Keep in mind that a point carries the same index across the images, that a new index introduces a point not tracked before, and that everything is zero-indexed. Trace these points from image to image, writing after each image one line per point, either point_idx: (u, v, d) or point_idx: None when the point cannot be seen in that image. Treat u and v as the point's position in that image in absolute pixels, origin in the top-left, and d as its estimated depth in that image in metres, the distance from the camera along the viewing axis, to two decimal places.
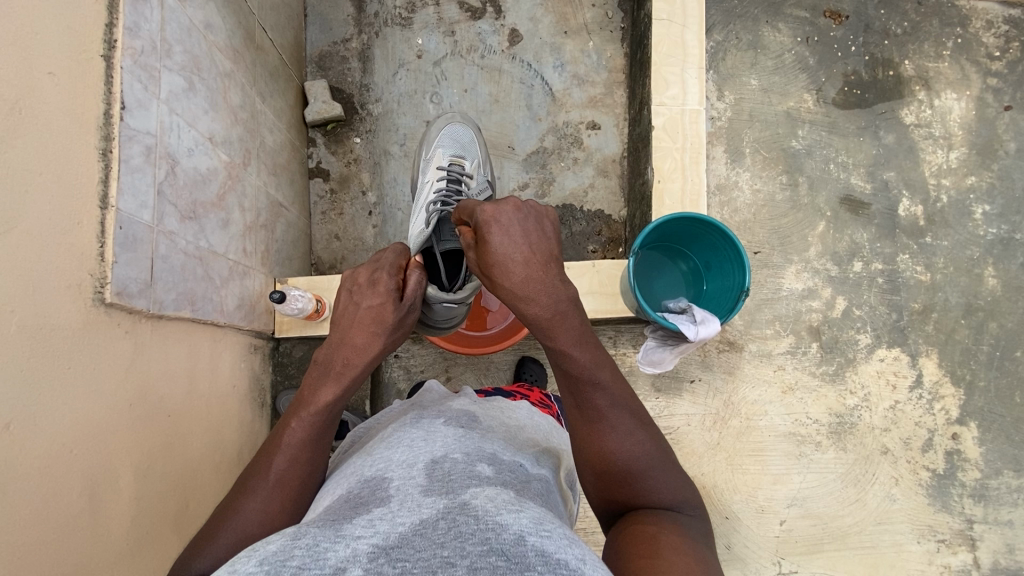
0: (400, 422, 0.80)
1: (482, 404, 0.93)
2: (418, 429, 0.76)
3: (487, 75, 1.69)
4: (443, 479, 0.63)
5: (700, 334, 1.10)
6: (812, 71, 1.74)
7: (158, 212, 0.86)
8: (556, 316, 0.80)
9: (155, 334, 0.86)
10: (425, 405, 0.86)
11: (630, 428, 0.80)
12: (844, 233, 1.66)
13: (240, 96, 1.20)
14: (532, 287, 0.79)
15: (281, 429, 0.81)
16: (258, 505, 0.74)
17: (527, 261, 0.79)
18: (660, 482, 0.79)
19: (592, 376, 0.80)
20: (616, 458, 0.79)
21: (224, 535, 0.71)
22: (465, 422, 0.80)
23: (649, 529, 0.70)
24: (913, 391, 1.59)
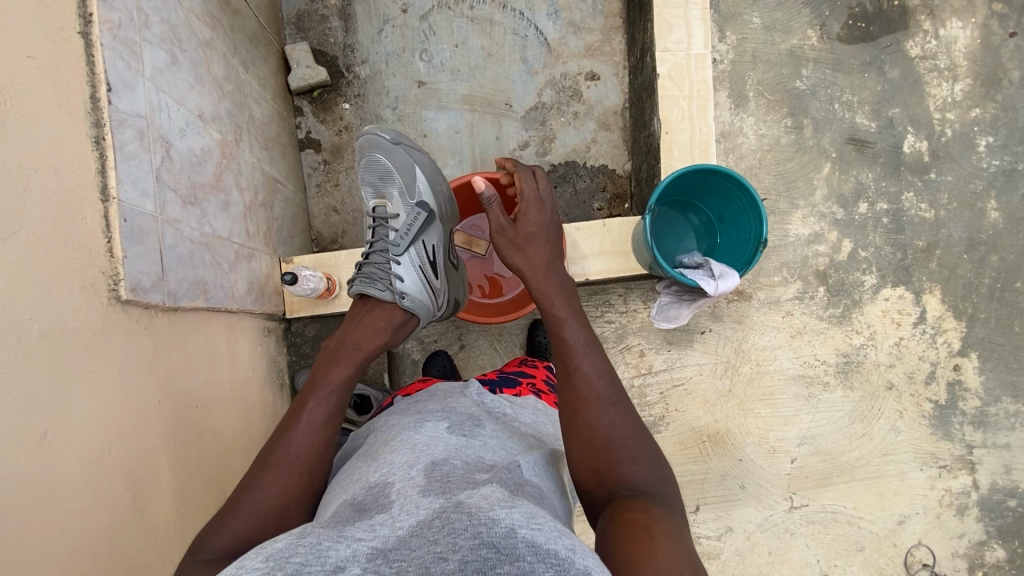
0: (403, 422, 0.80)
1: (487, 404, 0.91)
2: (418, 431, 0.76)
3: (477, 27, 1.60)
4: (442, 480, 0.64)
5: (720, 289, 1.08)
6: (815, 5, 1.68)
7: (160, 200, 0.81)
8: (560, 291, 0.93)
9: (173, 327, 0.83)
10: (427, 405, 0.86)
11: (610, 399, 0.82)
12: (849, 173, 1.65)
13: (223, 67, 1.12)
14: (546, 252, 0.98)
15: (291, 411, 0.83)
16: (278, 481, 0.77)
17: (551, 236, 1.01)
18: (644, 459, 0.79)
19: (583, 343, 0.86)
20: (599, 429, 0.80)
21: (243, 507, 0.74)
22: (468, 427, 0.80)
23: (640, 516, 0.70)
24: (918, 327, 1.63)
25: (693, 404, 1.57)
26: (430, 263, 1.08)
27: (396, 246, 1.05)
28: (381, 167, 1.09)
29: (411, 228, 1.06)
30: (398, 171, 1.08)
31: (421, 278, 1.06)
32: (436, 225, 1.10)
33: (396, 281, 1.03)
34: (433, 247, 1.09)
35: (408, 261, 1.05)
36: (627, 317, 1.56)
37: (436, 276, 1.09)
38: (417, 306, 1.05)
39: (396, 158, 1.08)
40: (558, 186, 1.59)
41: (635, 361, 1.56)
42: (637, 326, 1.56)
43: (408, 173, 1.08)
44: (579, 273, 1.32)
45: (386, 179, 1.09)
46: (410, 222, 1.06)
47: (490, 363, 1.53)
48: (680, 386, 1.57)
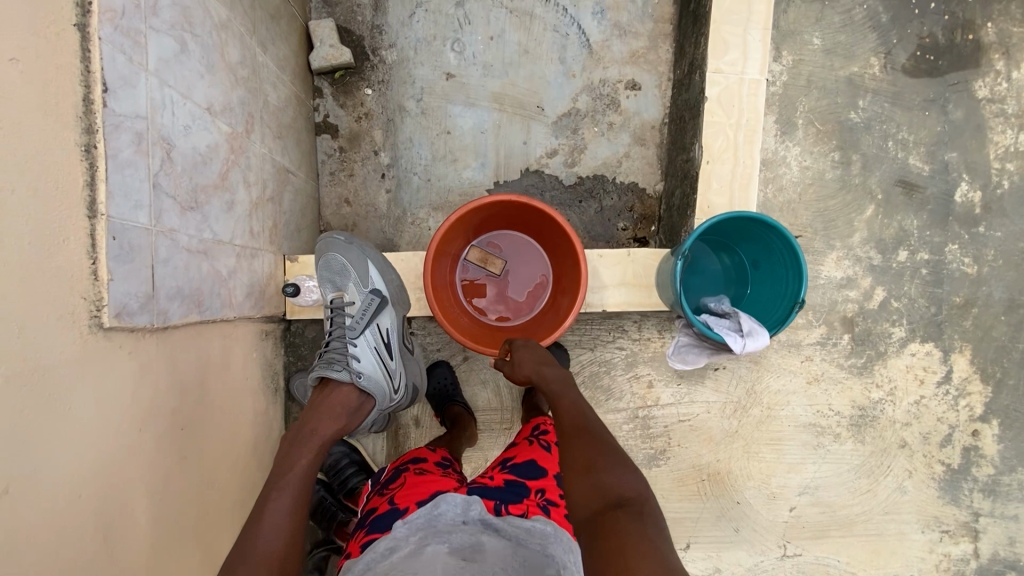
0: (403, 545, 0.80)
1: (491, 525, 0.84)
2: (416, 556, 0.76)
3: (516, 20, 1.48)
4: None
5: (746, 348, 1.01)
6: (883, 30, 1.55)
7: (156, 210, 0.75)
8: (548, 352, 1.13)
9: (161, 347, 0.77)
10: (428, 526, 0.83)
11: (586, 432, 0.98)
12: (893, 217, 1.55)
13: (239, 50, 1.03)
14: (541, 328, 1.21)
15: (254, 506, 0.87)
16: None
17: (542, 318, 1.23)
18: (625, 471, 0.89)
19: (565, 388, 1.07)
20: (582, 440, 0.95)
21: None
22: (469, 552, 0.77)
23: (614, 539, 0.78)
24: (940, 387, 1.56)
25: (697, 442, 1.52)
26: (386, 344, 1.13)
27: (352, 330, 1.10)
28: (338, 262, 1.15)
29: (366, 313, 1.12)
30: (352, 265, 1.15)
31: (377, 361, 1.11)
32: (389, 309, 1.16)
33: (353, 362, 1.08)
34: (388, 328, 1.14)
35: (364, 344, 1.10)
36: (639, 345, 1.49)
37: (392, 357, 1.14)
38: (375, 387, 1.09)
39: (350, 255, 1.15)
40: (583, 200, 1.50)
41: (643, 392, 1.50)
42: (649, 356, 1.50)
43: (361, 265, 1.15)
44: (596, 303, 1.24)
45: (342, 269, 1.15)
46: (366, 308, 1.12)
47: (492, 379, 1.48)
48: (686, 422, 1.51)
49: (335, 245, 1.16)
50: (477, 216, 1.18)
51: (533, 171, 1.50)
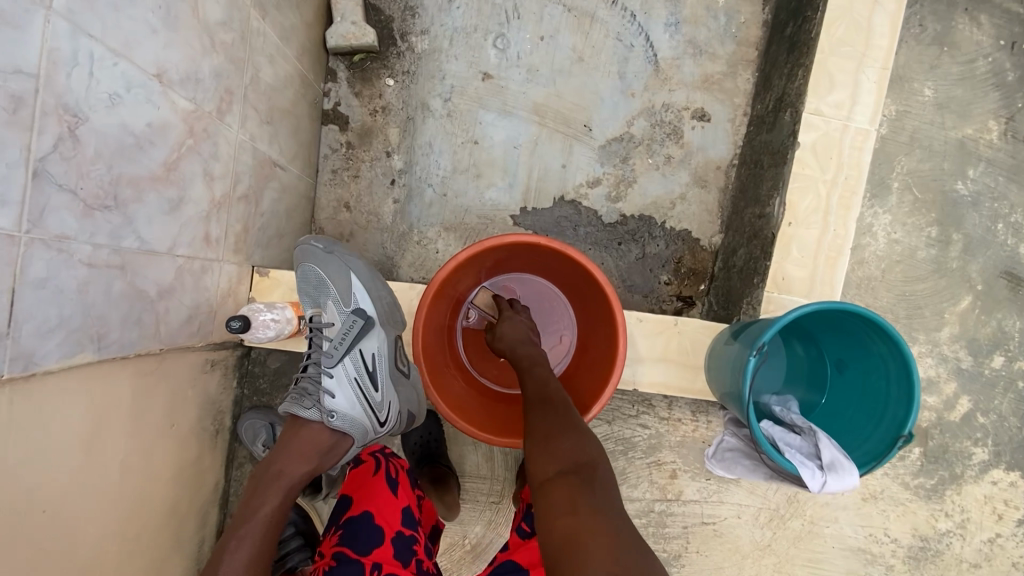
0: None
1: None
2: None
3: (574, 21, 1.25)
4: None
5: (826, 487, 0.75)
6: (1008, 90, 1.30)
7: (31, 208, 0.52)
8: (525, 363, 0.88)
9: (17, 403, 0.54)
10: None
11: (555, 440, 0.73)
12: (992, 315, 1.28)
13: (223, 7, 0.81)
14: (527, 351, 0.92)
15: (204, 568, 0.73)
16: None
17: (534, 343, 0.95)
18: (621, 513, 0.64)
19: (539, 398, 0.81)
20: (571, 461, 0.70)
21: None
22: None
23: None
24: (1022, 527, 1.29)
25: (720, 551, 1.26)
26: (370, 374, 0.89)
27: (327, 358, 0.88)
28: (314, 274, 0.90)
29: (345, 338, 0.88)
30: (331, 279, 0.90)
31: (356, 396, 0.88)
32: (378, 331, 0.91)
33: (324, 397, 0.86)
34: (373, 355, 0.90)
35: (342, 375, 0.88)
36: (667, 426, 1.24)
37: (378, 388, 0.90)
38: (352, 426, 0.88)
39: (330, 267, 0.90)
40: (623, 243, 1.26)
41: (663, 482, 1.25)
42: (676, 440, 1.24)
43: (342, 281, 0.90)
44: (626, 379, 0.99)
45: (319, 285, 0.90)
46: (345, 331, 0.88)
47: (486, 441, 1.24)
48: (709, 526, 1.25)
49: (314, 253, 0.90)
50: (495, 256, 0.94)
51: (568, 201, 1.26)
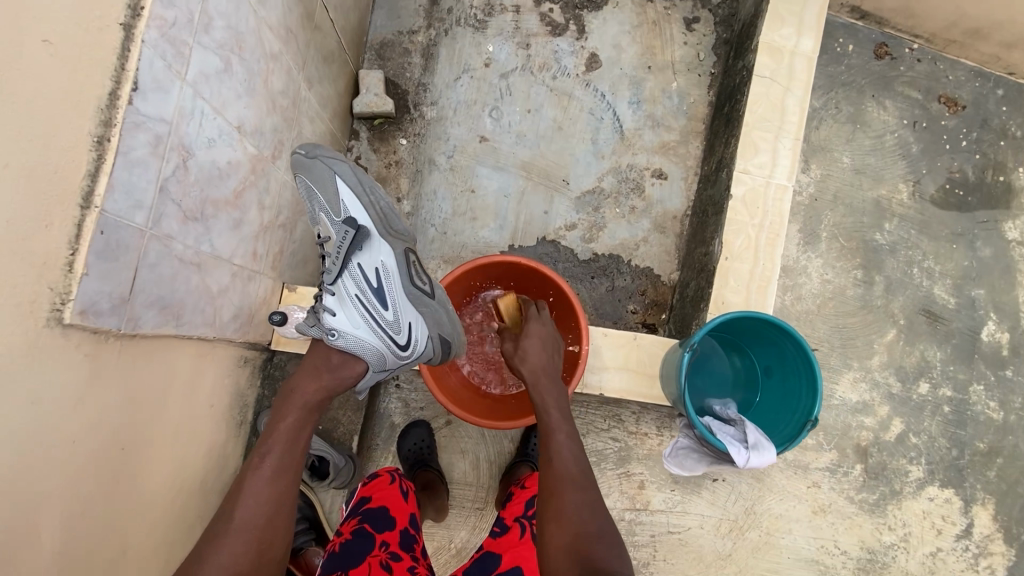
0: None
1: None
2: None
3: (555, 98, 1.54)
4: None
5: (750, 462, 0.91)
6: (913, 159, 1.58)
7: (155, 212, 0.73)
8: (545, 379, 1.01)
9: (124, 355, 0.72)
10: None
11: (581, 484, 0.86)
12: (915, 346, 1.48)
13: (284, 81, 1.07)
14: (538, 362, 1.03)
15: (238, 476, 0.84)
16: (229, 555, 0.77)
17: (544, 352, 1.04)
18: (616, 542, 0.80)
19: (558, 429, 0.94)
20: (574, 511, 0.83)
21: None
22: None
23: None
24: (959, 541, 1.41)
25: (685, 560, 1.36)
26: (371, 290, 0.96)
27: (328, 276, 0.97)
28: (305, 185, 0.97)
29: (340, 252, 0.95)
30: (319, 188, 0.96)
31: (357, 314, 0.96)
32: (372, 244, 0.97)
33: (326, 316, 0.95)
34: (374, 271, 0.97)
35: (342, 292, 0.96)
36: (635, 439, 1.40)
37: (384, 307, 0.97)
38: (358, 346, 0.96)
39: (315, 174, 0.95)
40: (595, 277, 1.48)
41: (632, 492, 1.38)
42: (644, 453, 1.39)
43: (330, 185, 0.95)
44: (594, 384, 1.17)
45: (314, 198, 0.97)
46: (340, 244, 0.95)
47: (473, 450, 1.38)
48: (674, 535, 1.37)
49: (302, 163, 0.95)
50: (504, 271, 1.17)
51: (549, 241, 1.49)
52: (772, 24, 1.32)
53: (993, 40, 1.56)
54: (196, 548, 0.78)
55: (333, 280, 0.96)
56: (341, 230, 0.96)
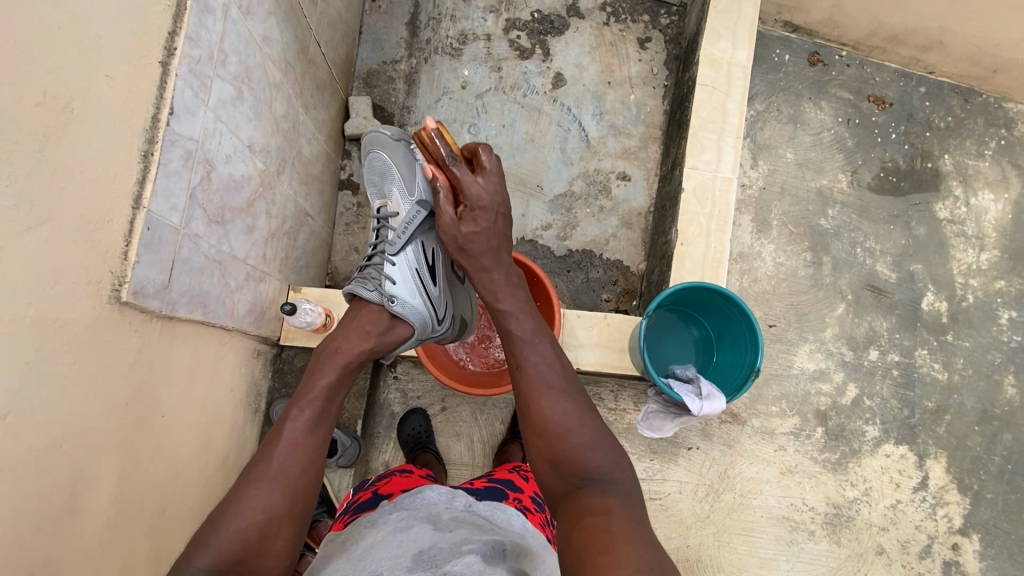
0: (392, 522, 0.84)
1: (475, 509, 0.92)
2: (404, 532, 0.80)
3: (526, 114, 1.72)
4: (428, 559, 0.72)
5: (704, 410, 1.08)
6: (849, 152, 1.75)
7: (186, 215, 0.87)
8: (501, 283, 1.02)
9: (163, 335, 0.86)
10: (411, 508, 0.88)
11: (559, 391, 0.93)
12: (863, 317, 1.64)
13: (285, 107, 1.23)
14: (486, 255, 1.03)
15: (279, 421, 0.93)
16: (267, 491, 0.86)
17: (490, 236, 1.02)
18: (598, 444, 0.89)
19: (529, 337, 0.97)
20: (554, 422, 0.90)
21: (237, 514, 0.83)
22: (450, 522, 0.84)
23: (599, 520, 0.76)
24: (917, 493, 1.54)
25: (667, 523, 1.48)
26: (428, 267, 1.10)
27: (392, 246, 1.08)
28: (382, 161, 1.09)
29: (408, 227, 1.08)
30: (397, 167, 1.08)
31: (414, 286, 1.08)
32: (434, 226, 1.12)
33: (388, 284, 1.06)
34: (433, 251, 1.11)
35: (404, 263, 1.08)
36: (615, 415, 1.53)
37: (434, 283, 1.11)
38: (412, 312, 1.08)
39: (397, 152, 1.08)
40: (571, 271, 1.63)
41: None
42: (623, 427, 1.53)
43: (407, 166, 1.08)
44: (571, 360, 1.31)
45: (387, 173, 1.09)
46: (409, 220, 1.08)
47: (467, 432, 1.50)
48: (656, 501, 1.49)
49: (387, 141, 1.09)
50: None
51: (528, 241, 1.65)
52: (710, 39, 1.50)
53: (910, 44, 1.72)
54: (239, 480, 0.87)
55: (397, 252, 1.08)
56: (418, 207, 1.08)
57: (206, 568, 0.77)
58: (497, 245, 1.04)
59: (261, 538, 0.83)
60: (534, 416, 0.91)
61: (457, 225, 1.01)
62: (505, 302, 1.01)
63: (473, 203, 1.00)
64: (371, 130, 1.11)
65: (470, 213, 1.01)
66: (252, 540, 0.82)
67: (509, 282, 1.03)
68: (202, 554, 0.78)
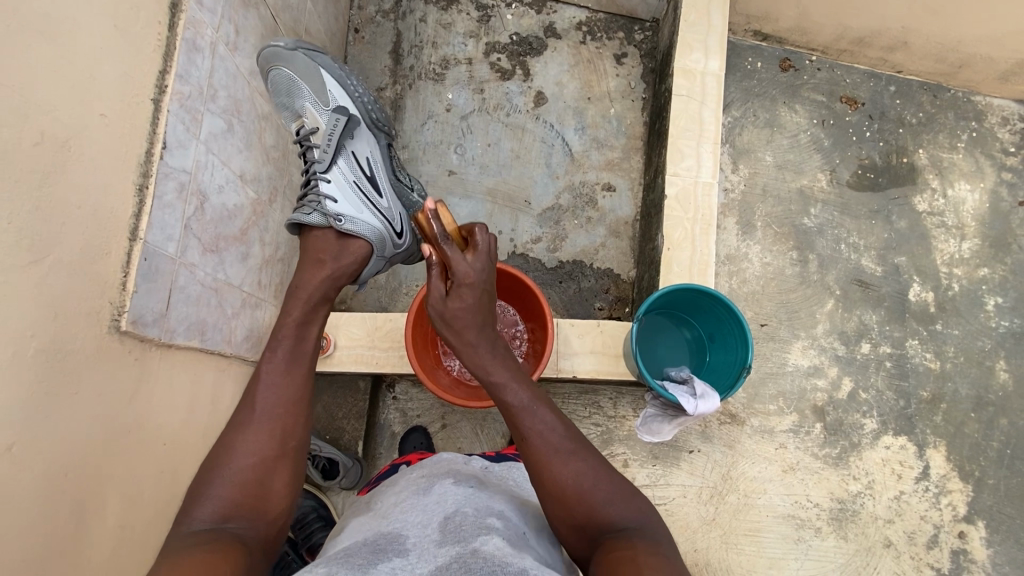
0: (414, 486, 0.89)
1: (489, 470, 1.02)
2: (429, 493, 0.85)
3: (510, 132, 1.76)
4: (455, 530, 0.74)
5: (699, 408, 1.10)
6: (826, 152, 1.79)
7: (182, 245, 0.90)
8: (487, 373, 0.98)
9: (163, 362, 0.88)
10: (435, 467, 0.95)
11: (568, 453, 0.91)
12: (853, 312, 1.66)
13: (275, 137, 1.26)
14: (465, 323, 0.97)
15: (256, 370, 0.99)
16: (253, 437, 0.91)
17: (472, 307, 0.97)
18: (614, 497, 0.88)
19: (528, 405, 0.94)
20: (567, 486, 0.88)
21: (228, 464, 0.88)
22: (473, 484, 0.89)
23: (626, 553, 0.77)
24: (920, 483, 1.55)
25: (673, 528, 1.48)
26: (366, 177, 1.14)
27: (321, 163, 1.11)
28: (284, 77, 1.11)
29: (332, 136, 1.11)
30: (301, 77, 1.12)
31: (357, 201, 1.12)
32: (358, 131, 1.15)
33: (329, 203, 1.09)
34: (366, 157, 1.16)
35: (339, 178, 1.11)
36: (615, 422, 1.54)
37: (378, 195, 1.16)
38: (362, 225, 1.11)
39: (297, 64, 1.11)
40: (563, 282, 1.66)
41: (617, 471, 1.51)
42: (624, 433, 1.53)
43: (314, 76, 1.12)
44: (567, 368, 1.33)
45: (297, 89, 1.12)
46: (332, 130, 1.11)
47: (469, 448, 1.49)
48: (661, 506, 1.49)
49: (285, 56, 1.11)
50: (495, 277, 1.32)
51: (519, 255, 1.68)
52: (683, 51, 1.56)
53: (876, 45, 1.79)
54: (226, 433, 0.92)
55: (327, 167, 1.11)
56: (337, 114, 1.12)
57: (209, 518, 0.81)
58: (487, 299, 0.99)
59: (257, 487, 0.87)
60: (545, 476, 0.90)
61: (444, 301, 0.98)
62: (495, 374, 0.98)
63: (460, 280, 0.95)
64: (262, 50, 1.12)
65: (455, 292, 0.96)
66: (250, 483, 0.87)
67: (497, 354, 0.99)
68: (202, 506, 0.82)
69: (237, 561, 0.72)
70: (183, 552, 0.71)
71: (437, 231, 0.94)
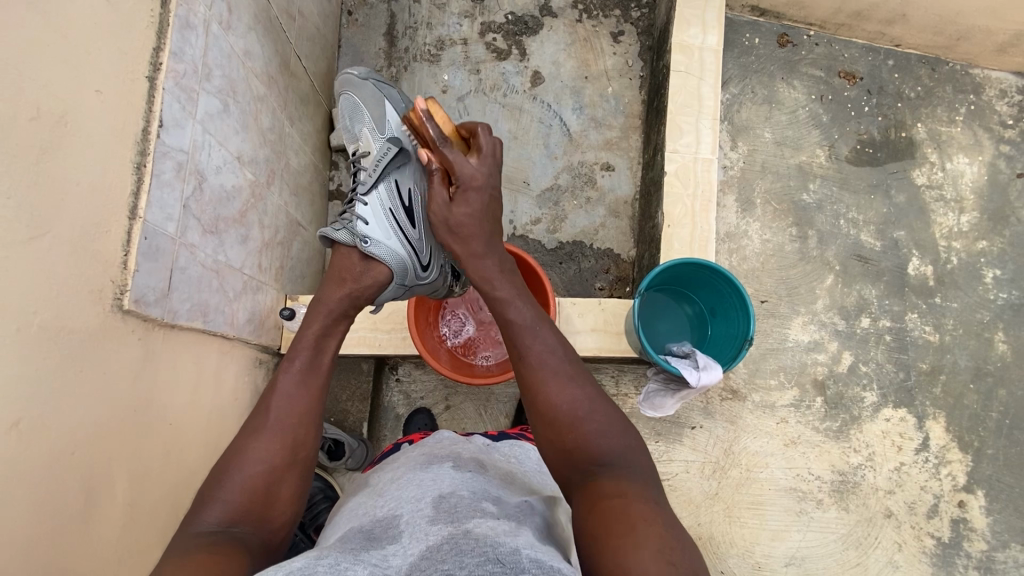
0: (411, 464, 0.90)
1: (492, 450, 1.02)
2: (426, 470, 0.86)
3: (508, 113, 1.75)
4: (449, 509, 0.74)
5: (702, 380, 1.11)
6: (824, 127, 1.79)
7: (181, 225, 0.90)
8: (488, 276, 1.00)
9: (166, 344, 0.88)
10: (434, 448, 0.95)
11: (565, 378, 0.91)
12: (853, 287, 1.67)
13: (271, 119, 1.25)
14: (468, 216, 1.00)
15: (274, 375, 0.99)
16: (265, 444, 0.90)
17: (475, 215, 1.00)
18: (606, 430, 0.88)
19: (528, 324, 0.95)
20: (561, 409, 0.89)
21: (240, 467, 0.88)
22: (472, 467, 0.89)
23: (615, 503, 0.76)
24: (919, 454, 1.57)
25: (677, 502, 1.50)
26: (403, 209, 1.12)
27: (363, 186, 1.11)
28: (352, 102, 1.16)
29: (381, 164, 1.11)
30: (365, 104, 1.15)
31: (389, 227, 1.10)
32: (407, 164, 1.15)
33: (359, 225, 1.08)
34: (408, 191, 1.14)
35: (375, 204, 1.10)
36: (617, 400, 1.55)
37: (413, 226, 1.12)
38: (388, 253, 1.08)
39: (364, 91, 1.15)
40: (563, 262, 1.66)
41: None
42: (626, 411, 1.54)
43: (377, 105, 1.14)
44: (569, 346, 1.34)
45: (359, 114, 1.15)
46: (381, 157, 1.11)
47: (472, 429, 1.50)
48: (664, 482, 1.51)
49: (357, 83, 1.16)
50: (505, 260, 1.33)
51: (519, 236, 1.67)
52: (680, 27, 1.55)
53: (874, 18, 1.77)
54: (240, 436, 0.92)
55: (367, 191, 1.11)
56: (390, 144, 1.12)
57: (216, 521, 0.81)
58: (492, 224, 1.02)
59: (265, 495, 0.87)
60: (541, 397, 0.90)
61: (449, 203, 1.01)
62: (498, 289, 0.99)
63: (466, 183, 0.99)
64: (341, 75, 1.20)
65: (461, 198, 1.00)
66: (257, 489, 0.87)
67: (500, 272, 1.00)
68: (210, 508, 0.82)
69: (224, 558, 0.72)
70: (184, 554, 0.71)
71: (434, 134, 1.00)
